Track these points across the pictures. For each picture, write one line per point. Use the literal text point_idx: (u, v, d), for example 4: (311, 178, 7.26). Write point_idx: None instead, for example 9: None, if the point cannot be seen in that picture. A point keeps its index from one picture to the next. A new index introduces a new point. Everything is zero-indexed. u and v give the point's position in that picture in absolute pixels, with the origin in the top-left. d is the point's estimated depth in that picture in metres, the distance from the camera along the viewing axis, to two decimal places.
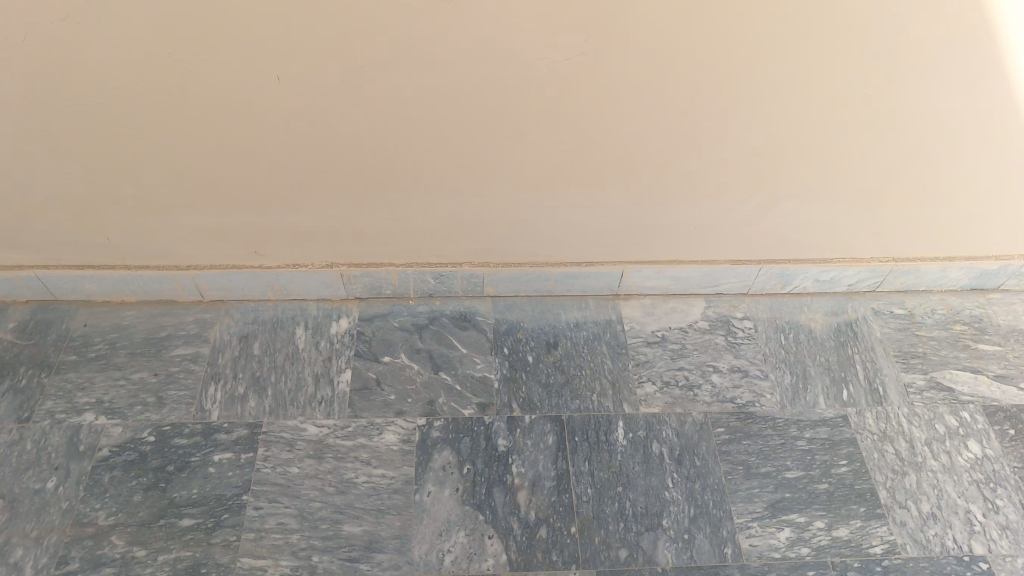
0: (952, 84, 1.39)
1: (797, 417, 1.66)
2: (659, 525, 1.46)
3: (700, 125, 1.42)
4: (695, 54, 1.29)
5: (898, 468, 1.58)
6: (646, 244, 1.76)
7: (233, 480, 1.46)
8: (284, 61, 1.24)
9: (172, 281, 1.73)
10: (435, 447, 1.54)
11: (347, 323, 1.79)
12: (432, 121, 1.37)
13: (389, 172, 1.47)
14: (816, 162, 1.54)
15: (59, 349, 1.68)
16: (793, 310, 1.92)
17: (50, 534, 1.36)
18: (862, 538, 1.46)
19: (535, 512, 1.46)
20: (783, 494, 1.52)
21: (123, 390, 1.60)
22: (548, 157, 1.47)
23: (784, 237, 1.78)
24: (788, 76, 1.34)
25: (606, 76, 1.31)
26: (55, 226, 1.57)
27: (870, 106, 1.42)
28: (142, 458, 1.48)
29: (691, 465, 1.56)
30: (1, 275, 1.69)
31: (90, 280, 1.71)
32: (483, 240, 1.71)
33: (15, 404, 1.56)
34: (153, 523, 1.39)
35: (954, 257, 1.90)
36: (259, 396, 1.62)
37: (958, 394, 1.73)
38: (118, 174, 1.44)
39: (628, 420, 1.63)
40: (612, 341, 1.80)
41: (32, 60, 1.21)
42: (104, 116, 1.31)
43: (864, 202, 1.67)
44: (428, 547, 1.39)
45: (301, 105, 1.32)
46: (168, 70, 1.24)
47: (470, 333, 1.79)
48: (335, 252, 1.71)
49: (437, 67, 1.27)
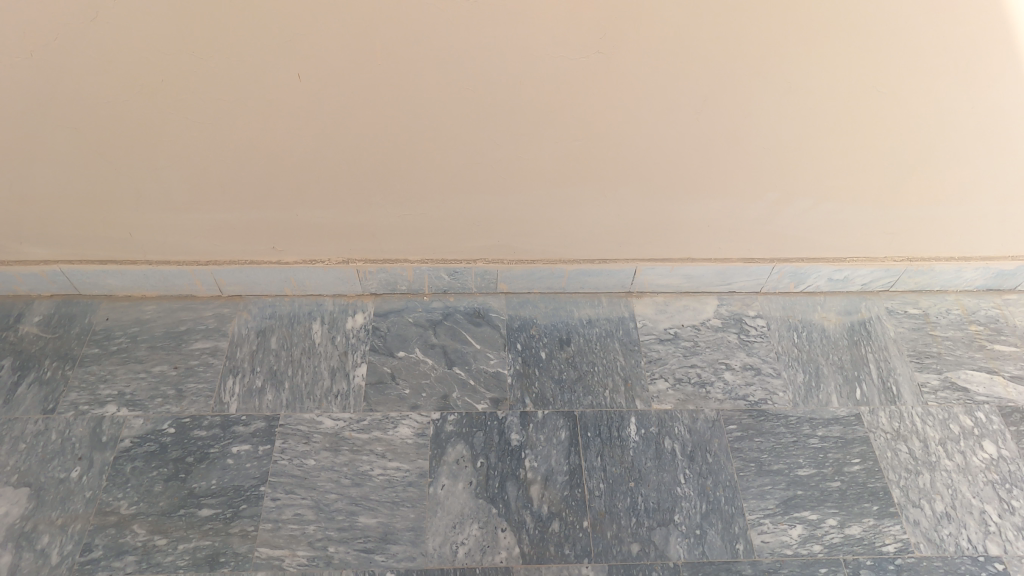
0: (966, 84, 1.39)
1: (810, 415, 1.66)
2: (671, 520, 1.46)
3: (713, 123, 1.43)
4: (709, 53, 1.29)
5: (912, 467, 1.57)
6: (659, 241, 1.77)
7: (250, 471, 1.49)
8: (304, 59, 1.26)
9: (191, 276, 1.77)
10: (449, 441, 1.56)
11: (362, 318, 1.81)
12: (449, 118, 1.39)
13: (405, 170, 1.50)
14: (829, 160, 1.54)
15: (82, 342, 1.72)
16: (805, 308, 1.92)
17: (75, 522, 1.39)
18: (875, 537, 1.46)
19: (547, 505, 1.47)
20: (795, 491, 1.52)
21: (144, 383, 1.64)
22: (563, 154, 1.48)
23: (797, 236, 1.78)
24: (801, 75, 1.34)
25: (621, 74, 1.33)
26: (80, 221, 1.60)
27: (882, 104, 1.42)
28: (162, 449, 1.51)
29: (703, 461, 1.56)
30: (27, 270, 1.74)
31: (113, 274, 1.75)
32: (497, 237, 1.72)
33: (40, 396, 1.60)
34: (174, 512, 1.41)
35: (970, 258, 1.89)
36: (277, 389, 1.65)
37: (973, 395, 1.73)
38: (141, 171, 1.47)
39: (641, 416, 1.64)
40: (625, 338, 1.81)
41: (60, 59, 1.23)
42: (129, 113, 1.34)
43: (877, 201, 1.67)
44: (442, 539, 1.41)
45: (320, 102, 1.34)
46: (192, 69, 1.26)
47: (483, 330, 1.81)
48: (351, 247, 1.73)
49: (454, 64, 1.29)
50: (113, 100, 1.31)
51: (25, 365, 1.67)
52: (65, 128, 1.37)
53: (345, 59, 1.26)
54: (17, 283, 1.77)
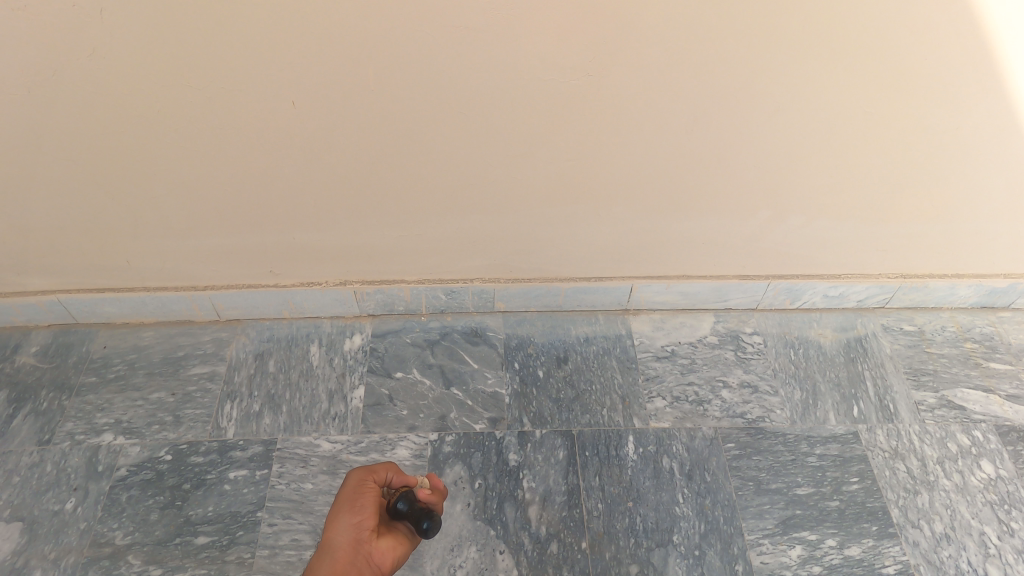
0: (950, 103, 1.41)
1: (808, 432, 1.66)
2: (669, 541, 1.46)
3: (702, 142, 1.45)
4: (696, 73, 1.31)
5: (911, 487, 1.57)
6: (654, 259, 1.79)
7: (247, 496, 1.49)
8: (299, 88, 1.28)
9: (189, 301, 1.78)
10: (446, 462, 1.56)
11: (360, 340, 1.82)
12: (441, 141, 1.41)
13: (401, 193, 1.52)
14: (819, 178, 1.56)
15: (79, 371, 1.72)
16: (802, 325, 1.93)
17: (68, 554, 1.39)
18: (875, 558, 1.45)
19: (545, 527, 1.46)
20: (794, 511, 1.52)
21: (141, 410, 1.64)
22: (556, 174, 1.50)
23: (791, 252, 1.79)
24: (788, 96, 1.36)
25: (611, 97, 1.35)
26: (77, 250, 1.62)
27: (871, 122, 1.43)
28: (159, 477, 1.51)
29: (702, 480, 1.56)
30: (24, 301, 1.75)
31: (110, 302, 1.76)
32: (493, 257, 1.74)
33: (36, 427, 1.60)
34: (169, 541, 1.41)
35: (962, 275, 1.90)
36: (274, 413, 1.65)
37: (969, 413, 1.73)
38: (139, 199, 1.49)
39: (639, 434, 1.64)
40: (622, 356, 1.82)
41: (59, 91, 1.25)
42: (128, 144, 1.36)
43: (870, 218, 1.69)
44: (439, 563, 1.40)
45: (315, 129, 1.36)
46: (187, 98, 1.28)
47: (481, 349, 1.81)
48: (349, 269, 1.74)
49: (446, 89, 1.31)
50: (112, 131, 1.33)
51: (21, 397, 1.67)
52: (64, 160, 1.39)
53: (337, 84, 1.28)
54: (15, 314, 1.79)
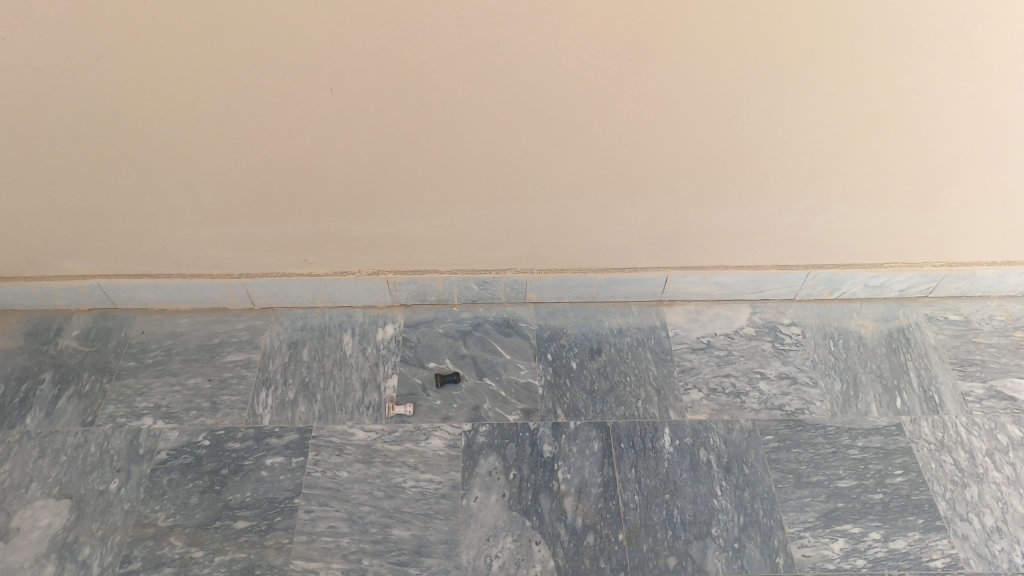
0: (1012, 87, 1.35)
1: (849, 425, 1.63)
2: (708, 533, 1.43)
3: (746, 129, 1.41)
4: (742, 58, 1.27)
5: (959, 479, 1.53)
6: (691, 249, 1.75)
7: (284, 483, 1.49)
8: (337, 77, 1.27)
9: (224, 289, 1.79)
10: (480, 453, 1.55)
11: (391, 330, 1.82)
12: (479, 128, 1.39)
13: (435, 182, 1.50)
14: (865, 164, 1.51)
15: (118, 355, 1.75)
16: (842, 315, 1.88)
17: (114, 534, 1.40)
18: (922, 552, 1.41)
19: (581, 518, 1.45)
20: (836, 504, 1.48)
21: (179, 396, 1.66)
22: (593, 164, 1.48)
23: (832, 242, 1.75)
24: (836, 81, 1.32)
25: (654, 84, 1.32)
26: (118, 237, 1.63)
27: (922, 107, 1.38)
28: (198, 461, 1.53)
29: (740, 473, 1.53)
30: (66, 285, 1.77)
31: (148, 288, 1.78)
32: (526, 247, 1.72)
33: (79, 409, 1.63)
34: (210, 524, 1.42)
35: (1011, 262, 1.84)
36: (309, 401, 1.65)
37: (1021, 403, 1.67)
38: (177, 186, 1.49)
39: (674, 426, 1.62)
40: (656, 348, 1.79)
41: (105, 79, 1.26)
42: (169, 132, 1.36)
43: (917, 205, 1.64)
44: (476, 553, 1.39)
45: (351, 118, 1.35)
46: (228, 85, 1.28)
47: (513, 340, 1.80)
48: (382, 258, 1.74)
49: (486, 75, 1.29)
50: (153, 118, 1.33)
51: (65, 379, 1.69)
52: (107, 147, 1.39)
53: (375, 72, 1.27)
54: (57, 298, 1.81)
